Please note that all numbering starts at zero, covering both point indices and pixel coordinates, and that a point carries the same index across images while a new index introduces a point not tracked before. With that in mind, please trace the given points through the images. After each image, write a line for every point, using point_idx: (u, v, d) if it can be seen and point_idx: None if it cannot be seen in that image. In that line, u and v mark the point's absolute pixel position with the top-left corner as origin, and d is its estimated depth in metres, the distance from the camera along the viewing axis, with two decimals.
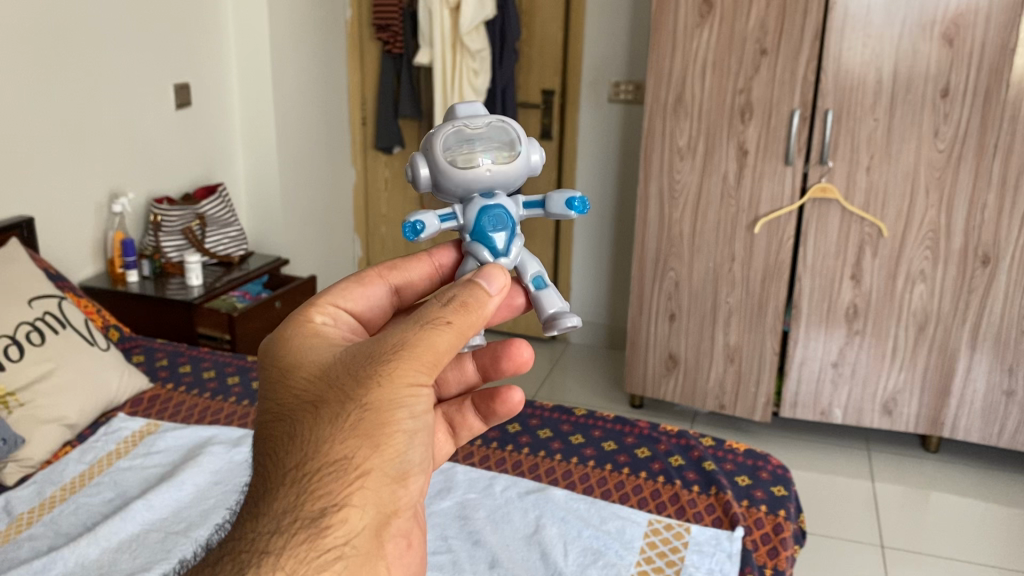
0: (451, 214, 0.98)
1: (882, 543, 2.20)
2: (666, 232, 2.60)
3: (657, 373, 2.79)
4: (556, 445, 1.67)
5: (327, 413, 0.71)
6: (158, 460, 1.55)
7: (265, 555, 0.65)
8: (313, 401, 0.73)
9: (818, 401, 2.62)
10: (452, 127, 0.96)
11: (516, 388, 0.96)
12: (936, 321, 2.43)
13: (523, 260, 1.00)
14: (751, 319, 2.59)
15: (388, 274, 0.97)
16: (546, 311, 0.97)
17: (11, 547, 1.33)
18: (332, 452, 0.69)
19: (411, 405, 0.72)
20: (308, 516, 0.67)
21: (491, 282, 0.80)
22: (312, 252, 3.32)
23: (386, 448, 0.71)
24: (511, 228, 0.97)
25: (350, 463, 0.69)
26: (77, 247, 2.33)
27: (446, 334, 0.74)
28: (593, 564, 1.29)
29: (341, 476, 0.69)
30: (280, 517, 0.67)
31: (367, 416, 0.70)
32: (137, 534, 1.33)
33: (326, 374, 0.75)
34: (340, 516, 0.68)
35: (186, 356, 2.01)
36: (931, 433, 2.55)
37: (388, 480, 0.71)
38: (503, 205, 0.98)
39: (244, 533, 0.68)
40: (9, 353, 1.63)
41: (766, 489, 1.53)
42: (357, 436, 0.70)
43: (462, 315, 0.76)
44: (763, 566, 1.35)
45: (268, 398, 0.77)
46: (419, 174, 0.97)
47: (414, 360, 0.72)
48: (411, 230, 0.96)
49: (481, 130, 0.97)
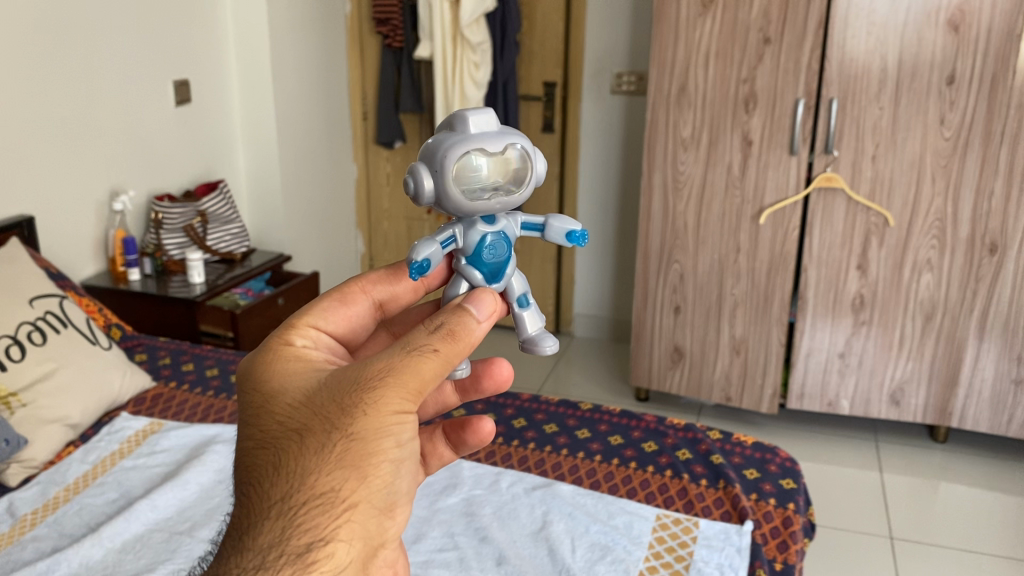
0: (451, 239, 0.93)
1: (892, 535, 2.18)
2: (670, 223, 2.58)
3: (663, 365, 2.77)
4: (562, 440, 1.65)
5: (313, 442, 0.70)
6: (162, 460, 1.54)
7: None
8: (297, 428, 0.72)
9: (825, 392, 2.60)
10: (470, 148, 0.87)
11: (486, 418, 0.98)
12: (943, 310, 2.41)
13: (511, 277, 0.99)
14: (757, 311, 2.57)
15: (373, 288, 0.94)
16: (526, 332, 0.99)
17: (15, 549, 1.32)
18: (318, 484, 0.69)
19: (397, 434, 0.71)
20: (295, 550, 0.68)
21: (480, 310, 0.80)
22: (314, 249, 3.31)
23: (374, 479, 0.70)
24: (506, 255, 0.96)
25: (337, 495, 0.69)
26: (78, 246, 2.32)
27: (432, 361, 0.73)
28: (601, 560, 1.28)
29: (328, 508, 0.69)
30: (265, 552, 0.68)
31: (352, 447, 0.70)
32: (141, 534, 1.32)
33: (311, 400, 0.74)
34: (326, 551, 0.68)
35: (189, 354, 2.00)
36: (939, 423, 2.53)
37: (375, 512, 0.71)
38: (504, 231, 0.96)
39: (228, 568, 0.68)
40: (10, 354, 1.62)
41: (775, 482, 1.52)
42: (344, 467, 0.69)
43: (449, 343, 0.75)
44: (772, 560, 1.34)
45: (250, 425, 0.76)
46: (422, 186, 0.87)
47: (400, 388, 0.71)
48: (417, 269, 0.90)
49: (497, 154, 0.89)
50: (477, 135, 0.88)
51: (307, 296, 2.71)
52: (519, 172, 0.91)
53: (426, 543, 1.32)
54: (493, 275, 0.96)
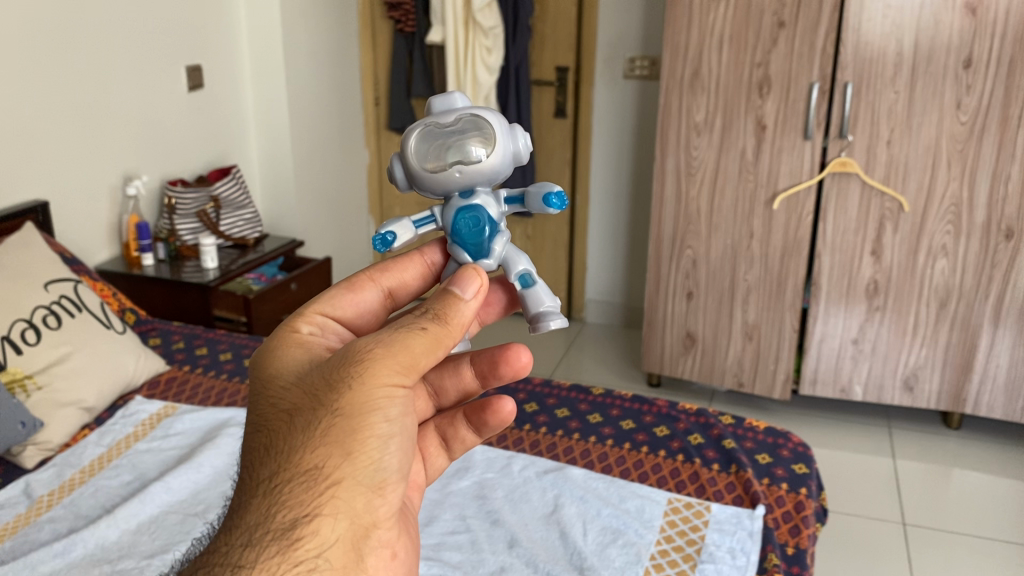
0: (429, 219, 0.99)
1: (905, 521, 2.18)
2: (683, 209, 2.57)
3: (675, 351, 2.77)
4: (573, 424, 1.65)
5: (301, 421, 0.71)
6: (175, 443, 1.55)
7: (239, 567, 0.65)
8: (288, 409, 0.74)
9: (838, 377, 2.60)
10: (422, 126, 0.92)
11: (506, 399, 0.98)
12: (958, 296, 2.39)
13: (514, 256, 0.99)
14: (770, 296, 2.57)
15: (382, 276, 0.94)
16: (534, 307, 0.98)
17: (31, 530, 1.33)
18: (304, 461, 0.69)
19: (385, 409, 0.72)
20: (279, 528, 0.67)
21: (465, 288, 0.80)
22: (326, 234, 3.31)
23: (359, 456, 0.70)
24: (490, 230, 0.96)
25: (321, 472, 0.69)
26: (92, 231, 2.33)
27: (420, 339, 0.75)
28: (612, 543, 1.28)
29: (311, 486, 0.69)
30: (253, 530, 0.68)
31: (337, 423, 0.70)
32: (156, 516, 1.34)
33: (304, 382, 0.75)
34: (311, 528, 0.68)
35: (202, 338, 2.00)
36: (953, 409, 2.52)
37: (362, 490, 0.71)
38: (479, 205, 0.96)
39: (218, 545, 0.68)
40: (26, 337, 1.63)
41: (788, 467, 1.51)
42: (328, 444, 0.70)
43: (438, 325, 0.77)
44: (784, 544, 1.33)
45: (248, 411, 0.77)
46: (394, 173, 0.96)
47: (388, 361, 0.72)
48: (382, 241, 0.98)
49: (449, 129, 0.92)
50: (433, 114, 0.93)
51: (320, 281, 2.72)
52: (479, 143, 0.92)
53: (438, 525, 1.33)
54: (474, 250, 0.97)
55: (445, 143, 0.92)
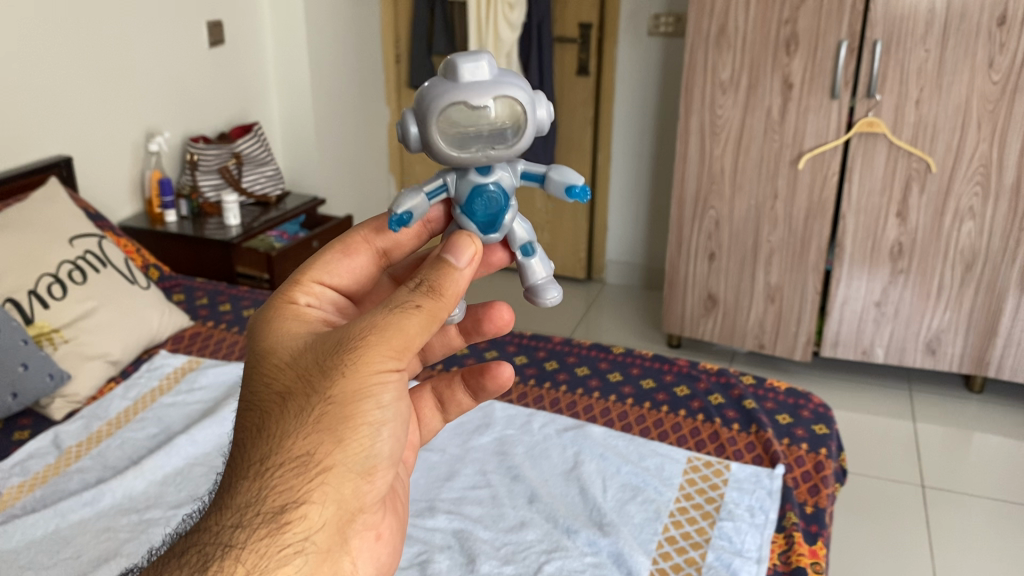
0: (441, 189, 0.89)
1: (924, 484, 2.18)
2: (706, 169, 2.54)
3: (696, 313, 2.76)
4: (594, 382, 1.65)
5: (293, 406, 0.73)
6: (200, 397, 1.57)
7: (229, 548, 0.69)
8: (281, 390, 0.75)
9: (860, 340, 2.59)
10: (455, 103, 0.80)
11: (504, 363, 0.99)
12: (984, 259, 2.37)
13: (514, 224, 0.94)
14: (794, 258, 2.55)
15: (375, 238, 0.95)
16: (530, 280, 0.96)
17: (61, 479, 1.36)
18: (295, 447, 0.72)
19: (378, 396, 0.73)
20: (269, 511, 0.70)
21: (460, 254, 0.78)
22: (347, 194, 3.31)
23: (350, 444, 0.73)
24: (502, 207, 0.90)
25: (312, 458, 0.72)
26: (115, 187, 2.34)
27: (414, 318, 0.75)
28: (632, 500, 1.30)
29: (302, 471, 0.71)
30: (243, 511, 0.70)
31: (329, 410, 0.72)
32: (181, 468, 1.37)
33: (298, 364, 0.76)
34: (299, 513, 0.71)
35: (225, 295, 2.01)
36: (976, 372, 2.51)
37: (351, 476, 0.74)
38: (500, 182, 0.88)
39: (209, 523, 0.71)
40: (52, 292, 1.64)
41: (808, 427, 1.51)
42: (319, 430, 0.72)
43: (431, 297, 0.76)
44: (803, 504, 1.33)
45: (247, 383, 0.79)
46: (408, 131, 0.83)
47: (381, 346, 0.73)
48: (398, 222, 0.87)
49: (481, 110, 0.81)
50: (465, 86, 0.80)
51: None
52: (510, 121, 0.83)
53: (459, 480, 1.34)
54: (489, 225, 0.90)
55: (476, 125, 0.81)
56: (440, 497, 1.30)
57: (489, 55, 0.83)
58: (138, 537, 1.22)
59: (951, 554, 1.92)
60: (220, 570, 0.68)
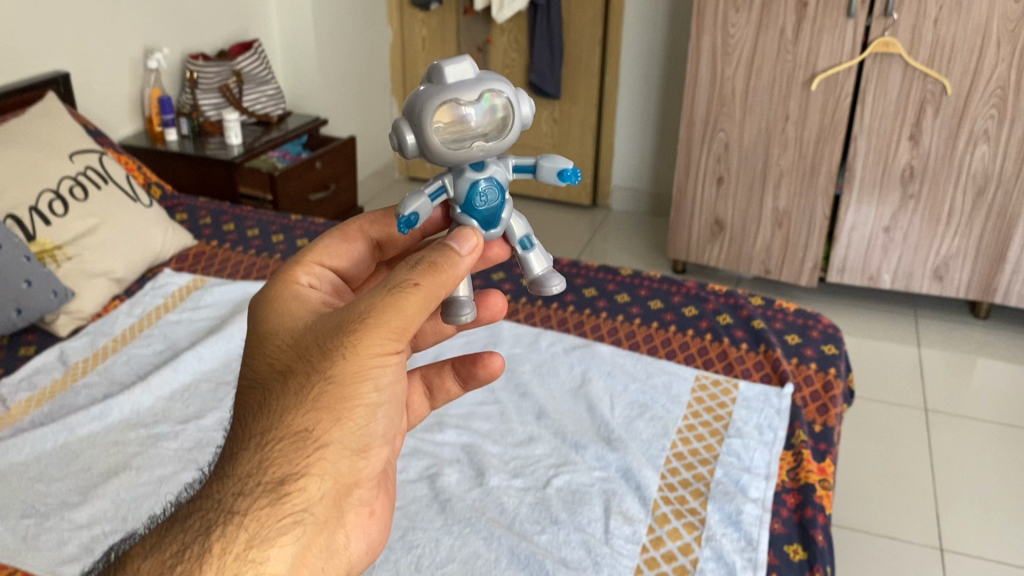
0: (441, 189, 0.85)
1: (926, 407, 2.19)
2: (717, 90, 2.49)
3: (702, 238, 2.74)
4: (601, 303, 1.64)
5: (293, 383, 0.70)
6: (206, 314, 1.57)
7: (231, 515, 0.64)
8: (281, 369, 0.72)
9: (867, 266, 2.58)
10: (445, 102, 0.77)
11: (496, 353, 0.93)
12: (996, 184, 2.33)
13: (510, 219, 0.90)
14: (803, 182, 2.52)
15: (371, 228, 0.94)
16: (532, 272, 0.91)
17: (68, 394, 1.36)
18: (294, 422, 0.68)
19: (376, 378, 0.70)
20: (269, 482, 0.66)
21: (462, 243, 0.77)
22: (349, 116, 3.25)
23: (348, 422, 0.69)
24: (500, 201, 0.87)
25: (310, 434, 0.68)
26: (114, 105, 2.29)
27: (413, 298, 0.71)
28: (639, 417, 1.30)
29: (301, 446, 0.68)
30: (243, 480, 0.66)
31: (329, 389, 0.69)
32: (188, 384, 1.37)
33: (298, 343, 0.73)
34: (299, 485, 0.67)
35: (228, 214, 1.99)
36: (982, 298, 2.51)
37: (347, 453, 0.70)
38: (495, 176, 0.86)
39: (206, 493, 0.67)
40: (53, 208, 1.61)
41: (817, 348, 1.50)
42: (318, 408, 0.68)
43: (430, 276, 0.73)
44: (812, 423, 1.33)
45: (245, 364, 0.76)
46: (404, 140, 0.78)
47: (380, 328, 0.69)
48: (406, 223, 0.83)
49: (471, 105, 0.78)
50: (450, 85, 0.77)
51: (346, 160, 2.67)
52: (501, 115, 0.80)
53: (467, 397, 1.34)
54: (489, 222, 0.88)
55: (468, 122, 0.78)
56: (448, 413, 1.30)
57: (468, 59, 0.81)
58: (147, 452, 1.22)
59: (953, 477, 1.94)
60: (222, 537, 0.63)
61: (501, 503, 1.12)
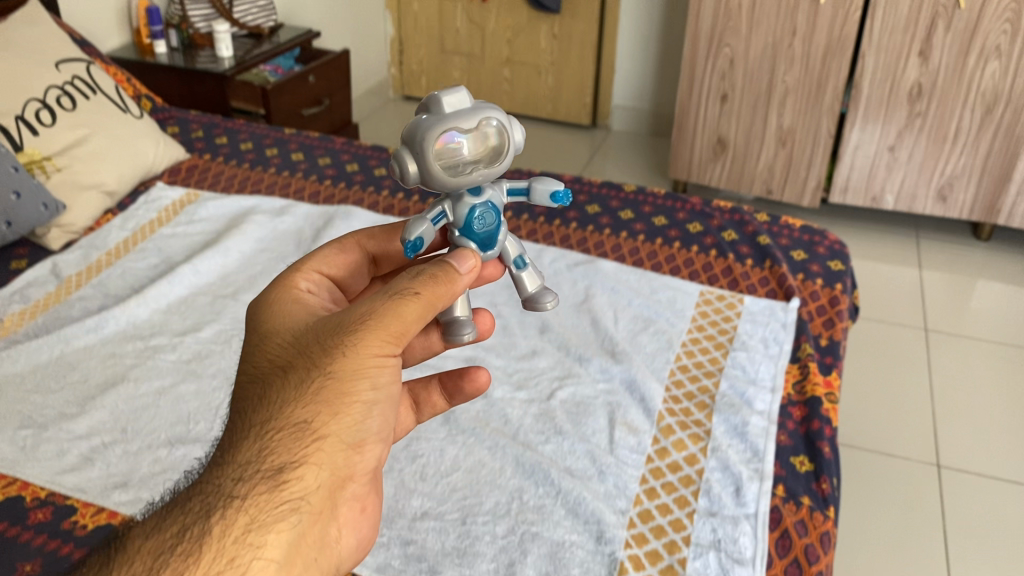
0: (442, 214, 0.81)
1: (927, 327, 2.18)
2: (723, 3, 2.41)
3: (704, 158, 2.69)
4: (604, 220, 1.60)
5: (294, 378, 0.67)
6: (201, 228, 1.54)
7: (231, 499, 0.61)
8: (282, 366, 0.69)
9: (870, 186, 2.55)
10: (447, 130, 0.74)
11: (484, 368, 0.87)
12: (1006, 101, 2.28)
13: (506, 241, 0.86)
14: (809, 99, 2.46)
15: (369, 242, 0.90)
16: (526, 291, 0.88)
17: (62, 307, 1.34)
18: (293, 413, 0.65)
19: (375, 377, 0.67)
20: (267, 469, 0.63)
21: (461, 262, 0.75)
22: (343, 30, 3.16)
23: (347, 416, 0.66)
24: (498, 222, 0.83)
25: (309, 426, 0.65)
26: (100, 15, 2.21)
27: (412, 304, 0.69)
28: (643, 331, 1.28)
29: (299, 437, 0.64)
30: (243, 466, 0.63)
31: (329, 384, 0.66)
32: (185, 297, 1.35)
33: (299, 340, 0.70)
34: (297, 473, 0.63)
35: (221, 128, 1.93)
36: (984, 219, 2.49)
37: (343, 446, 0.66)
38: (493, 201, 0.82)
39: (203, 480, 0.63)
40: (41, 118, 1.56)
41: (823, 264, 1.47)
42: (317, 401, 0.65)
43: (430, 287, 0.71)
44: (818, 337, 1.31)
45: (243, 364, 0.72)
46: (405, 169, 0.75)
47: (380, 330, 0.67)
48: (411, 248, 0.79)
49: (472, 133, 0.75)
50: (450, 114, 0.74)
51: (340, 75, 2.60)
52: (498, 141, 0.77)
53: None
54: (487, 244, 0.83)
55: (468, 148, 0.75)
56: None
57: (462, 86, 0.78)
58: (145, 364, 1.21)
59: (952, 395, 1.94)
60: (219, 520, 0.59)
61: (505, 414, 1.11)
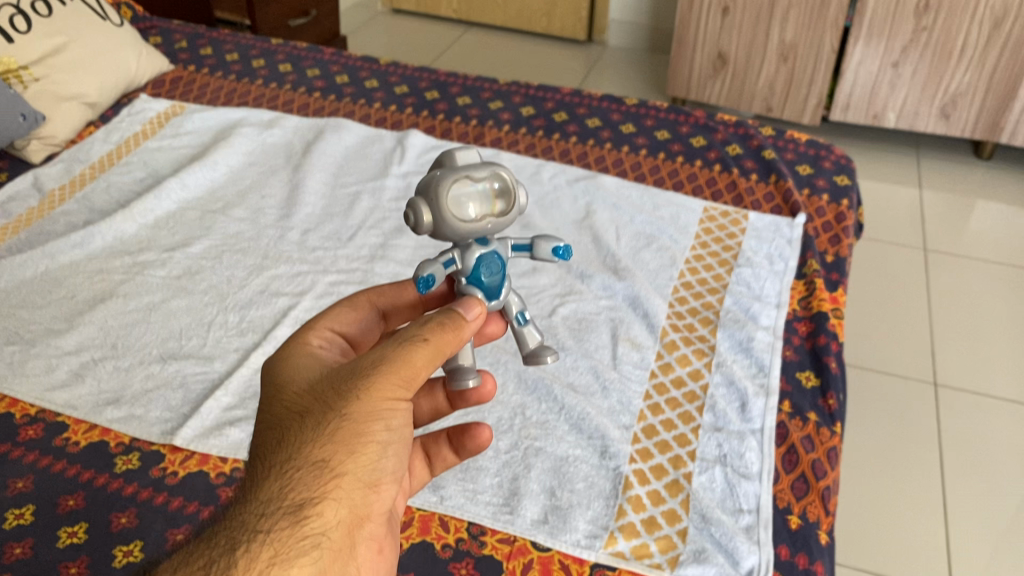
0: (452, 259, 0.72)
1: (926, 247, 2.16)
2: None
3: (703, 74, 2.63)
4: (605, 135, 1.55)
5: (309, 421, 0.59)
6: (186, 142, 1.49)
7: (253, 534, 0.53)
8: (297, 413, 0.61)
9: (872, 102, 2.50)
10: (459, 175, 0.68)
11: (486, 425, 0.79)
12: (1015, 16, 2.21)
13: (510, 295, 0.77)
14: (812, 13, 2.37)
15: (379, 297, 0.81)
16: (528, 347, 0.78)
17: (46, 222, 1.29)
18: (309, 452, 0.57)
19: (391, 418, 0.60)
20: (288, 506, 0.55)
21: (467, 309, 0.68)
22: None
23: (364, 454, 0.59)
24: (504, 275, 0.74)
25: (327, 464, 0.57)
26: None
27: (422, 350, 0.62)
28: (646, 248, 1.25)
29: (317, 476, 0.57)
30: (261, 506, 0.55)
31: (345, 425, 0.59)
32: (173, 212, 1.31)
33: (315, 388, 0.63)
34: (317, 510, 0.56)
35: (206, 39, 1.85)
36: (986, 138, 2.45)
37: (361, 485, 0.59)
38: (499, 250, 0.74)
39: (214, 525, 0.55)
40: (15, 24, 1.48)
41: (829, 179, 1.44)
42: (333, 440, 0.58)
43: (441, 331, 0.64)
44: (824, 253, 1.29)
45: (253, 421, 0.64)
46: (417, 217, 0.68)
47: (390, 374, 0.60)
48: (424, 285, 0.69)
49: (482, 182, 0.69)
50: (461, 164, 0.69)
51: None
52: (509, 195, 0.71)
53: None
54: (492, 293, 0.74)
55: (481, 197, 0.69)
56: None
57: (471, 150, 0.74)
58: (134, 280, 1.17)
59: (948, 313, 1.93)
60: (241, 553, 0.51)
61: (506, 331, 1.09)
